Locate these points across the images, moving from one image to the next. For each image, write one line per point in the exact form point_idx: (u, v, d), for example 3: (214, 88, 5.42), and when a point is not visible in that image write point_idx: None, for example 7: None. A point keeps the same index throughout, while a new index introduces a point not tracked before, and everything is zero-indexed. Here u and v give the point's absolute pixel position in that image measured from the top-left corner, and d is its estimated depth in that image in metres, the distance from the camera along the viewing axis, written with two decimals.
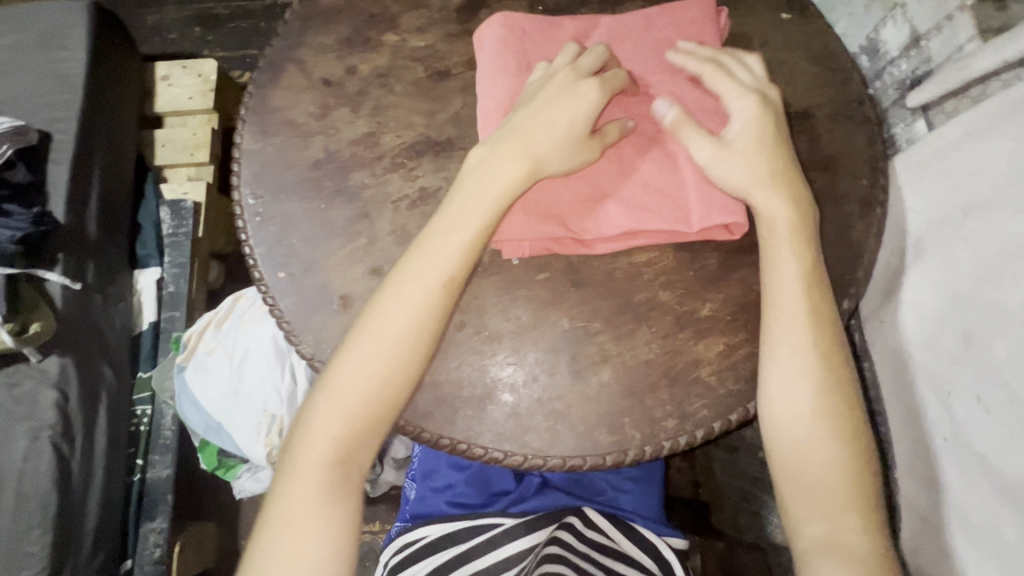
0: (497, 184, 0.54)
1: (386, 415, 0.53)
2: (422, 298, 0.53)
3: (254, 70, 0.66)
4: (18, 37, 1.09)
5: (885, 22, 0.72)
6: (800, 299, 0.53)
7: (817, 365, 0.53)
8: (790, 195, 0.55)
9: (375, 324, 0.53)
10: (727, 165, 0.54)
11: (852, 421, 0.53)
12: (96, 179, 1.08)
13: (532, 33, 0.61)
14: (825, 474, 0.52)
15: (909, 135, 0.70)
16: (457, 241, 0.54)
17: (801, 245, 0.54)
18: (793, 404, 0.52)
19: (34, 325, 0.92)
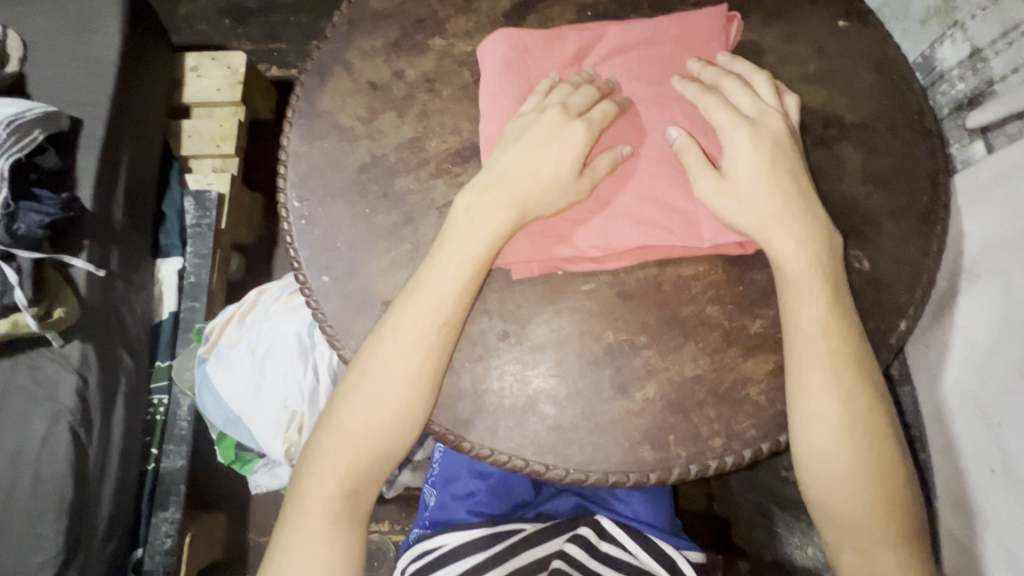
0: (490, 226, 0.54)
1: (387, 438, 0.54)
2: (424, 317, 0.53)
3: (301, 73, 0.66)
4: (50, 21, 1.09)
5: (943, 40, 0.71)
6: (827, 344, 0.52)
7: (843, 409, 0.51)
8: (805, 232, 0.53)
9: (371, 353, 0.54)
10: (736, 199, 0.53)
11: (888, 463, 0.52)
12: (123, 166, 1.09)
13: (535, 50, 0.60)
14: (855, 514, 0.52)
15: (964, 155, 0.69)
16: (452, 276, 0.54)
17: (821, 286, 0.53)
18: (819, 448, 0.52)
19: (58, 309, 0.91)
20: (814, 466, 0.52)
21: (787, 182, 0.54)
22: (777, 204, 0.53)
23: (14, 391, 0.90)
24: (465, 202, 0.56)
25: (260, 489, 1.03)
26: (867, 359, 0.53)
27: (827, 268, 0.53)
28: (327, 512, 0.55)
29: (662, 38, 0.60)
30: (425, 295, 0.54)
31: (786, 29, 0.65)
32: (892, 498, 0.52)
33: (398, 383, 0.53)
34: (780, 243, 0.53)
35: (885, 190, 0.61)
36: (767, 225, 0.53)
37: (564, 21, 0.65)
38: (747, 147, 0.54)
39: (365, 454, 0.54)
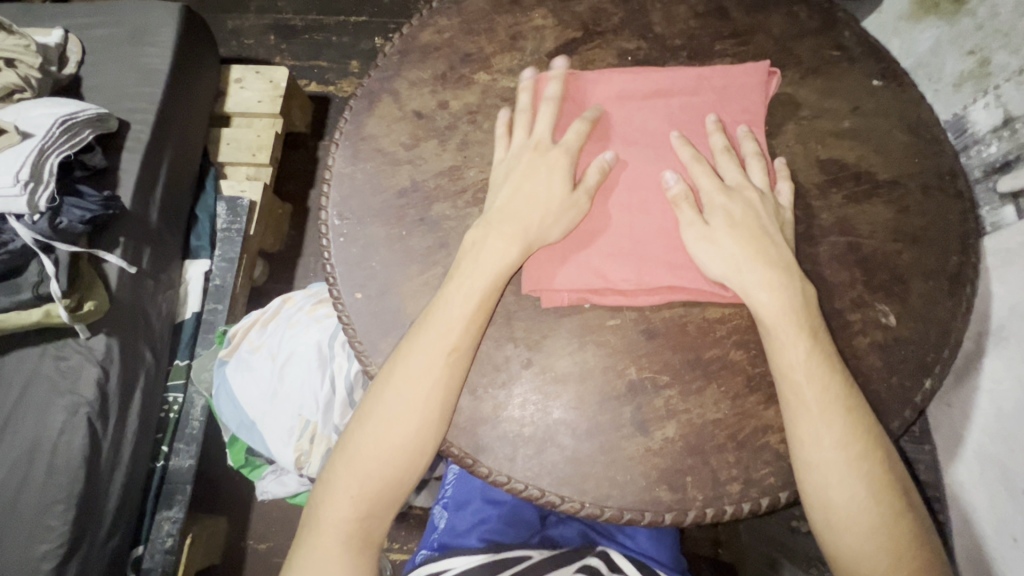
0: (498, 260, 0.56)
1: (403, 460, 0.54)
2: (433, 346, 0.54)
3: (352, 98, 0.69)
4: (112, 31, 1.16)
5: (976, 105, 0.73)
6: (813, 390, 0.51)
7: (838, 455, 0.50)
8: (772, 280, 0.54)
9: (390, 374, 0.55)
10: (715, 247, 0.55)
11: (893, 511, 0.50)
12: (164, 169, 1.13)
13: (574, 95, 0.63)
14: (867, 568, 0.49)
15: (995, 219, 0.70)
16: (465, 303, 0.55)
17: (797, 330, 0.53)
18: (834, 506, 0.50)
19: (88, 302, 0.94)
20: (819, 515, 0.51)
21: (756, 235, 0.56)
22: (750, 254, 0.55)
23: (40, 378, 0.94)
24: (472, 237, 0.58)
25: (265, 496, 1.03)
26: (856, 402, 0.52)
27: (803, 314, 0.53)
28: (342, 533, 0.55)
29: (702, 88, 0.62)
30: (437, 324, 0.55)
31: (821, 84, 0.67)
32: (904, 550, 0.49)
33: (413, 409, 0.54)
34: (753, 291, 0.54)
35: (915, 245, 0.61)
36: (739, 275, 0.54)
37: (604, 64, 0.68)
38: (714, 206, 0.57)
39: (376, 479, 0.55)
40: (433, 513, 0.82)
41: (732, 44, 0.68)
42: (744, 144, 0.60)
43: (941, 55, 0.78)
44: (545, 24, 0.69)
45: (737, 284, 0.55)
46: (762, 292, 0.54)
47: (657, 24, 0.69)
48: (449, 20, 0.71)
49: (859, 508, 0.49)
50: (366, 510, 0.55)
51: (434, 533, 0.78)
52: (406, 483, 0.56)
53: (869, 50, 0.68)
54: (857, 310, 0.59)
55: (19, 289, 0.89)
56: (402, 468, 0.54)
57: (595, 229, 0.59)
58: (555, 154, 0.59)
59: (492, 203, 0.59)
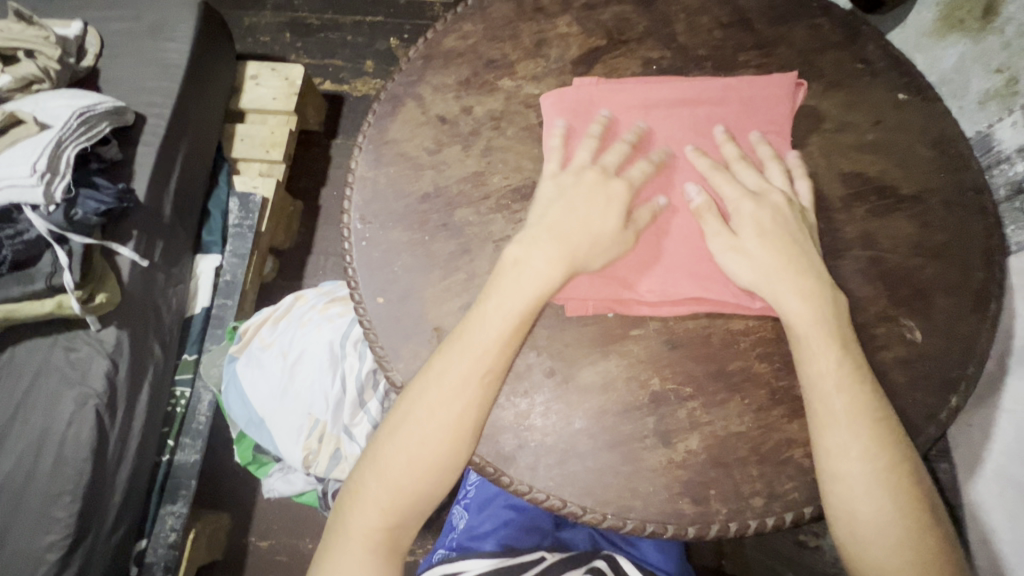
0: (532, 282, 0.55)
1: (434, 478, 0.54)
2: (467, 366, 0.53)
3: (375, 101, 0.69)
4: (131, 25, 1.16)
5: (1001, 123, 0.73)
6: (843, 402, 0.51)
7: (866, 468, 0.50)
8: (808, 295, 0.53)
9: (420, 391, 0.54)
10: (746, 259, 0.55)
11: (920, 526, 0.49)
12: (178, 163, 1.13)
13: (599, 104, 0.62)
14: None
15: (1019, 238, 0.70)
16: (500, 323, 0.54)
17: (827, 342, 0.52)
18: (861, 519, 0.49)
19: (100, 294, 0.94)
20: (844, 529, 0.50)
21: (792, 247, 0.55)
22: (785, 265, 0.54)
23: (49, 369, 0.94)
24: (514, 254, 0.56)
25: (272, 493, 1.02)
26: (886, 415, 0.52)
27: (833, 323, 0.53)
28: (367, 542, 0.55)
29: (725, 101, 0.62)
30: (471, 345, 0.54)
31: (845, 98, 0.66)
32: (932, 566, 0.49)
33: (439, 424, 0.53)
34: (788, 305, 0.53)
35: (940, 261, 0.61)
36: (773, 286, 0.54)
37: (629, 72, 0.68)
38: (752, 214, 0.56)
39: (405, 492, 0.54)
40: (454, 513, 0.82)
41: (757, 55, 0.68)
42: (759, 150, 0.60)
43: (965, 73, 0.78)
44: (570, 32, 0.69)
45: (772, 296, 0.54)
46: (807, 309, 0.53)
47: (682, 34, 0.69)
48: (473, 26, 0.71)
49: (886, 522, 0.49)
50: (391, 519, 0.55)
51: (451, 533, 0.79)
52: (431, 494, 0.55)
53: (894, 65, 0.68)
54: (882, 325, 0.59)
55: (33, 278, 0.89)
56: (430, 483, 0.54)
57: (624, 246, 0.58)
58: (586, 171, 0.59)
59: (539, 217, 0.57)
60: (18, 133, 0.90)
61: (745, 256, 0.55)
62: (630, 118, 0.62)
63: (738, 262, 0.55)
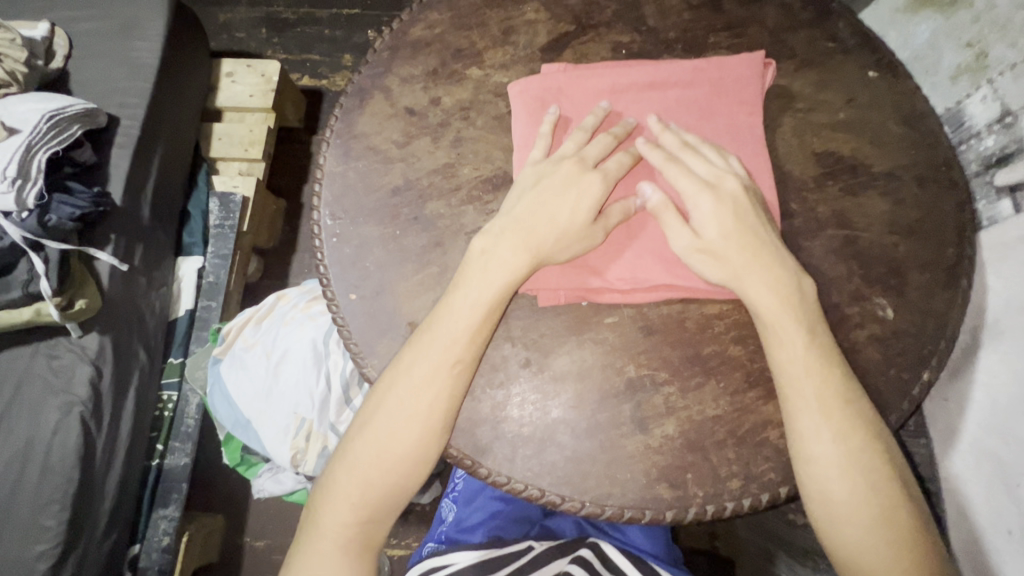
0: (499, 277, 0.55)
1: (407, 471, 0.54)
2: (438, 357, 0.54)
3: (343, 95, 0.68)
4: (98, 23, 1.13)
5: (972, 97, 0.73)
6: (813, 385, 0.51)
7: (837, 449, 0.50)
8: (777, 279, 0.53)
9: (402, 392, 0.54)
10: (728, 246, 0.55)
11: (893, 503, 0.50)
12: (154, 165, 1.11)
13: (569, 91, 0.62)
14: (869, 559, 0.49)
15: (991, 213, 0.70)
16: (467, 318, 0.54)
17: (794, 325, 0.53)
18: (833, 498, 0.50)
19: (79, 301, 0.92)
20: (820, 509, 0.50)
21: (778, 230, 0.55)
22: (770, 248, 0.54)
23: (31, 378, 0.93)
24: (478, 247, 0.56)
25: (262, 493, 1.02)
26: (856, 395, 0.52)
27: (800, 308, 0.53)
28: (341, 539, 0.55)
29: (700, 85, 0.61)
30: (438, 339, 0.54)
31: (816, 77, 0.66)
32: (907, 543, 0.49)
33: (419, 419, 0.53)
34: (754, 289, 0.53)
35: (912, 238, 0.61)
36: (757, 269, 0.54)
37: (598, 58, 0.67)
38: (711, 210, 0.54)
39: (378, 488, 0.54)
40: (442, 507, 0.83)
41: (727, 36, 0.68)
42: (732, 132, 0.60)
43: (938, 48, 0.78)
44: (538, 18, 0.68)
45: (755, 276, 0.54)
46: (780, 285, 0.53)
47: (651, 17, 0.68)
48: (440, 15, 0.69)
49: (861, 502, 0.49)
50: (364, 516, 0.55)
51: (441, 528, 0.79)
52: (404, 486, 0.55)
53: (865, 42, 0.68)
54: (855, 304, 0.59)
55: (10, 287, 0.88)
56: (401, 474, 0.54)
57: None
58: (565, 160, 0.58)
59: (508, 211, 0.57)
60: None
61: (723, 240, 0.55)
62: (605, 104, 0.61)
63: (710, 254, 0.54)
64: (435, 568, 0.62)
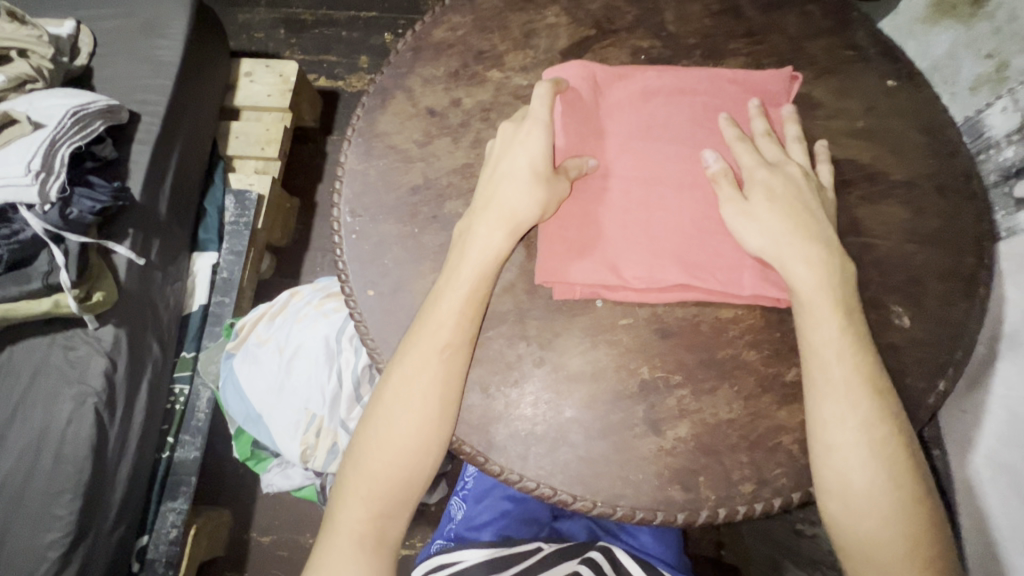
0: (480, 254, 0.57)
1: (416, 463, 0.55)
2: (429, 340, 0.55)
3: (364, 94, 0.69)
4: (123, 22, 1.15)
5: (992, 108, 0.72)
6: (845, 370, 0.51)
7: (861, 437, 0.50)
8: (818, 255, 0.53)
9: (406, 376, 0.55)
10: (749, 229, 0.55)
11: (909, 497, 0.49)
12: (173, 161, 1.13)
13: (596, 90, 0.62)
14: (881, 554, 0.49)
15: (1011, 224, 0.69)
16: (455, 298, 0.56)
17: (833, 307, 0.52)
18: (851, 488, 0.50)
19: (97, 293, 0.94)
20: (837, 503, 0.50)
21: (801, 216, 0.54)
22: (790, 230, 0.54)
23: (48, 368, 0.94)
24: (463, 227, 0.59)
25: (271, 488, 1.03)
26: (884, 384, 0.52)
27: (841, 291, 0.53)
28: (354, 534, 0.55)
29: (721, 87, 0.62)
30: (429, 321, 0.56)
31: (835, 85, 0.66)
32: (920, 535, 0.49)
33: (419, 406, 0.54)
34: (796, 266, 0.53)
35: (930, 246, 0.61)
36: (779, 250, 0.54)
37: (618, 62, 0.68)
38: (738, 189, 0.55)
39: (385, 481, 0.55)
40: (451, 505, 0.81)
41: (746, 42, 0.68)
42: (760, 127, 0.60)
43: (958, 59, 0.78)
44: (559, 22, 0.69)
45: (774, 261, 0.54)
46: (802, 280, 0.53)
47: (671, 23, 0.69)
48: (462, 18, 0.70)
49: (879, 492, 0.49)
50: (377, 509, 0.56)
51: (450, 524, 0.78)
52: (415, 478, 0.56)
53: (883, 52, 0.68)
54: (871, 312, 0.59)
55: (30, 278, 0.89)
56: (410, 467, 0.55)
57: (606, 232, 0.59)
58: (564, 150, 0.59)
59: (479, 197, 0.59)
60: (13, 133, 0.91)
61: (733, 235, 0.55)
62: (626, 100, 0.62)
63: (735, 228, 0.54)
64: (441, 566, 0.63)
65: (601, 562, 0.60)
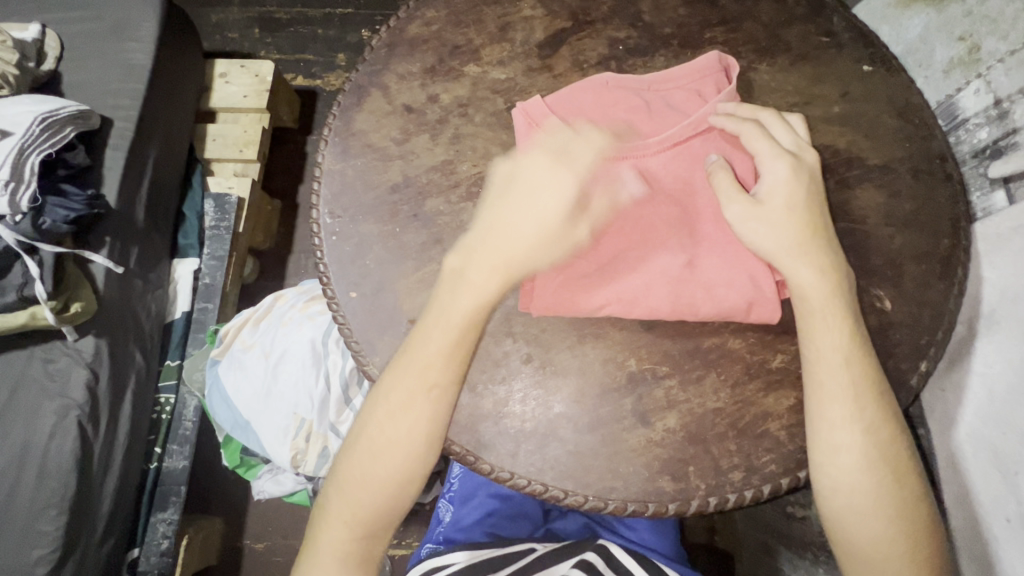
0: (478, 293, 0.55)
1: (397, 488, 0.55)
2: (419, 365, 0.54)
3: (339, 92, 0.68)
4: (90, 25, 1.12)
5: (965, 89, 0.73)
6: (849, 373, 0.52)
7: (865, 440, 0.51)
8: (823, 264, 0.53)
9: (403, 406, 0.54)
10: (759, 231, 0.53)
11: (913, 496, 0.51)
12: (149, 167, 1.10)
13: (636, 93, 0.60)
14: (879, 553, 0.51)
15: (985, 204, 0.70)
16: (445, 329, 0.54)
17: (838, 315, 0.53)
18: (854, 486, 0.51)
19: (75, 304, 0.91)
20: (842, 501, 0.51)
21: (811, 220, 0.54)
22: (803, 237, 0.53)
23: (26, 382, 0.91)
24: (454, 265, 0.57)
25: (263, 495, 1.01)
26: (885, 387, 0.53)
27: (845, 298, 0.53)
28: (336, 557, 0.55)
29: (746, 88, 0.66)
30: (423, 342, 0.54)
31: (811, 72, 0.67)
32: (917, 532, 0.51)
33: (406, 429, 0.54)
34: (795, 271, 0.53)
35: (909, 230, 0.62)
36: (790, 253, 0.53)
37: (595, 53, 0.67)
38: (782, 177, 0.54)
39: (371, 504, 0.55)
40: (438, 507, 0.81)
41: (723, 31, 0.68)
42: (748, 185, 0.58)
43: (930, 42, 0.78)
44: (535, 15, 0.69)
45: (785, 262, 0.53)
46: (818, 275, 0.53)
47: (647, 13, 0.69)
48: (436, 12, 0.69)
49: (881, 491, 0.50)
50: (358, 534, 0.56)
51: (439, 527, 0.78)
52: (397, 499, 0.56)
53: (857, 38, 0.68)
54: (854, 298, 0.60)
55: (4, 291, 0.87)
56: (389, 491, 0.55)
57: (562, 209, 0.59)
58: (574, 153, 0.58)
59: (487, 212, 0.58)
60: None
61: (733, 206, 0.54)
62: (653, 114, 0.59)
63: (761, 220, 0.53)
64: (438, 568, 0.63)
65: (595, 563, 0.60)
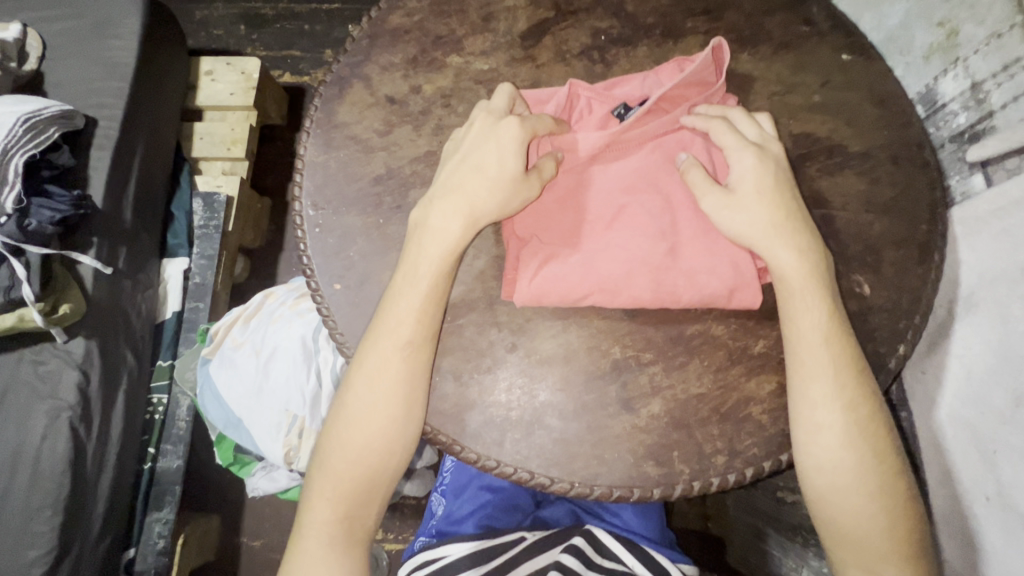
0: (440, 249, 0.56)
1: (380, 470, 0.56)
2: (389, 345, 0.55)
3: (321, 84, 0.68)
4: (72, 23, 1.10)
5: (944, 75, 0.74)
6: (830, 352, 0.52)
7: (846, 418, 0.51)
8: (802, 246, 0.54)
9: (378, 391, 0.55)
10: (734, 217, 0.53)
11: (892, 472, 0.52)
12: (136, 166, 1.09)
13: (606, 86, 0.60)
14: (860, 529, 0.52)
15: (965, 187, 0.71)
16: (411, 297, 0.55)
17: (818, 296, 0.53)
18: (837, 465, 0.51)
19: (64, 305, 0.91)
20: (824, 480, 0.52)
21: (787, 204, 0.54)
22: (778, 220, 0.54)
23: (17, 385, 0.91)
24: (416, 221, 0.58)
25: (256, 493, 1.01)
26: (865, 365, 0.54)
27: (825, 278, 0.54)
28: (323, 542, 0.56)
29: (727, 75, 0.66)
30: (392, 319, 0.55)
31: (792, 60, 0.67)
32: (897, 507, 0.52)
33: (383, 412, 0.54)
34: (776, 255, 0.53)
35: (888, 215, 0.62)
36: (766, 238, 0.53)
37: (577, 43, 0.67)
38: (752, 164, 0.55)
39: (355, 487, 0.56)
40: (431, 501, 0.82)
41: (704, 20, 0.68)
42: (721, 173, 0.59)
43: (910, 28, 0.79)
44: (517, 5, 0.69)
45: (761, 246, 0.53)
46: (797, 259, 0.53)
47: (628, 2, 0.69)
48: (418, 3, 0.69)
49: (861, 468, 0.51)
50: (344, 519, 0.57)
51: (431, 520, 0.79)
52: (380, 480, 0.57)
53: (837, 24, 0.68)
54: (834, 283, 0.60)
55: None
56: (372, 472, 0.56)
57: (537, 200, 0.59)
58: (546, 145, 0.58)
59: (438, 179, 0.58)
60: None
61: (709, 196, 0.54)
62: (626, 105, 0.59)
63: (736, 206, 0.53)
64: (429, 562, 0.63)
65: (584, 548, 0.61)
